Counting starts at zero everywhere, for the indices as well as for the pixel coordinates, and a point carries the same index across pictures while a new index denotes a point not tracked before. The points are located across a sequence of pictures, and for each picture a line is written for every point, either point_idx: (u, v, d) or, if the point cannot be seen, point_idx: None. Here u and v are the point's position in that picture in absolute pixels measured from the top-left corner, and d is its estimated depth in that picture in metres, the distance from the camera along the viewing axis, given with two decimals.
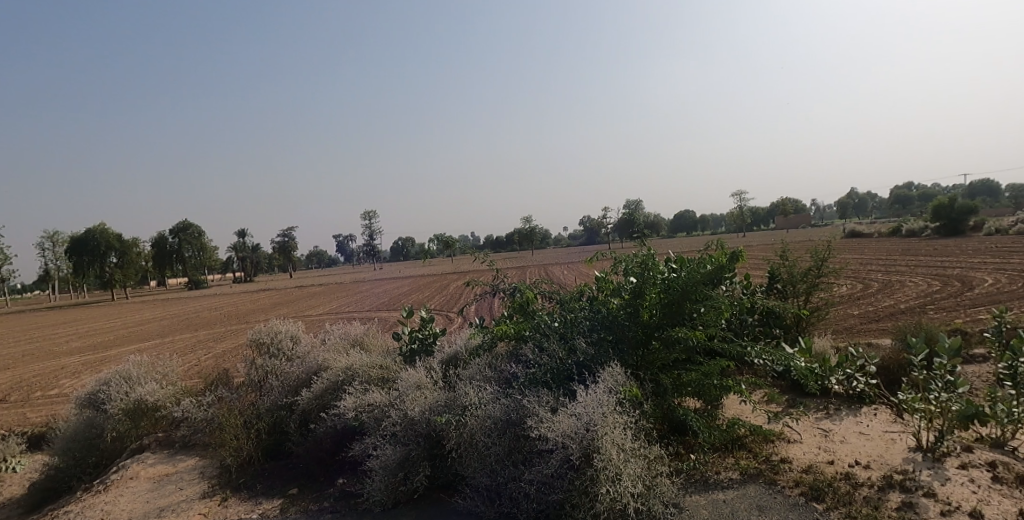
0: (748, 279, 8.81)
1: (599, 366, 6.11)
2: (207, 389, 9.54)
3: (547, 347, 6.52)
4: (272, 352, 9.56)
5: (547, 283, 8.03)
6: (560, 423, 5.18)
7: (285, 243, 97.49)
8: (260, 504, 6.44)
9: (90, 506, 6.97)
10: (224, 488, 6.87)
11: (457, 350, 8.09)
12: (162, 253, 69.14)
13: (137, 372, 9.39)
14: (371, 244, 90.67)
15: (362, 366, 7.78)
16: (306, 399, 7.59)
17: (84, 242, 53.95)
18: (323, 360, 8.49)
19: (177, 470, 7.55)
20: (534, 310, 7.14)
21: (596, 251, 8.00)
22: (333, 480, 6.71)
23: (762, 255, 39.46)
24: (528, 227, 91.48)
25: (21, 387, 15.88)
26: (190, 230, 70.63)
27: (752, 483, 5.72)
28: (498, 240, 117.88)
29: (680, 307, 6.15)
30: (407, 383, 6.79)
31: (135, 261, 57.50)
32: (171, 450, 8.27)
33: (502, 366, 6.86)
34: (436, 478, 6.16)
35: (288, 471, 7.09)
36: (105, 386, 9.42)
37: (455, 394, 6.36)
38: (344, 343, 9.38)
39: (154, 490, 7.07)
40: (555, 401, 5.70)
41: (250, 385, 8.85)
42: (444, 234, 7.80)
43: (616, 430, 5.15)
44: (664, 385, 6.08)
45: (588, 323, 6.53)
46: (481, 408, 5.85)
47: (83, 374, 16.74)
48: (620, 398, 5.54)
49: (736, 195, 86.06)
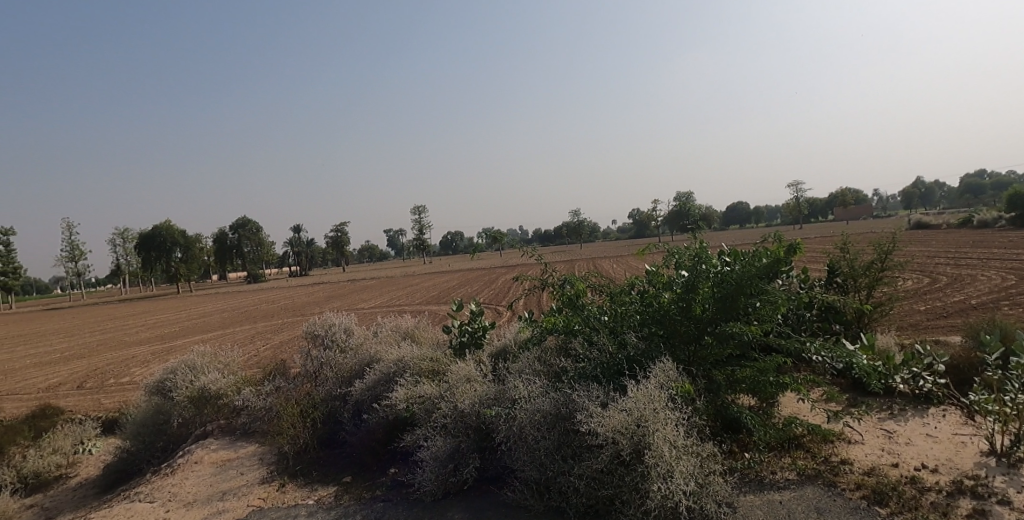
0: (805, 272, 8.43)
1: (650, 360, 6.04)
2: (265, 379, 9.90)
3: (596, 341, 6.52)
4: (326, 343, 9.80)
5: (596, 276, 7.89)
6: (610, 418, 5.11)
7: (338, 238, 100.02)
8: (315, 491, 6.63)
9: (158, 488, 7.33)
10: (283, 473, 7.12)
11: (507, 344, 8.12)
12: (224, 250, 71.66)
13: (202, 362, 9.91)
14: (419, 239, 91.86)
15: (413, 359, 7.88)
16: (359, 390, 7.76)
17: (151, 239, 56.91)
18: (375, 353, 8.69)
19: (238, 456, 7.86)
20: (582, 304, 7.05)
21: (646, 243, 7.70)
22: (385, 469, 6.85)
23: (822, 247, 37.93)
24: (576, 220, 91.34)
25: (95, 374, 16.89)
26: (251, 225, 74.16)
27: (810, 485, 5.53)
28: (546, 235, 117.70)
29: (735, 302, 5.96)
30: (457, 376, 6.87)
31: (197, 256, 60.32)
32: (233, 437, 8.61)
33: (551, 359, 6.87)
34: (485, 470, 6.17)
35: (342, 460, 7.28)
36: (171, 375, 9.94)
37: (504, 388, 6.39)
38: (395, 335, 9.55)
39: (217, 475, 7.37)
40: (605, 395, 5.62)
41: (306, 376, 9.13)
42: (492, 228, 7.73)
43: (668, 426, 5.05)
44: (717, 381, 5.96)
45: (638, 317, 6.48)
46: (529, 400, 5.83)
47: (152, 363, 17.67)
48: (671, 394, 5.47)
49: (793, 186, 83.27)
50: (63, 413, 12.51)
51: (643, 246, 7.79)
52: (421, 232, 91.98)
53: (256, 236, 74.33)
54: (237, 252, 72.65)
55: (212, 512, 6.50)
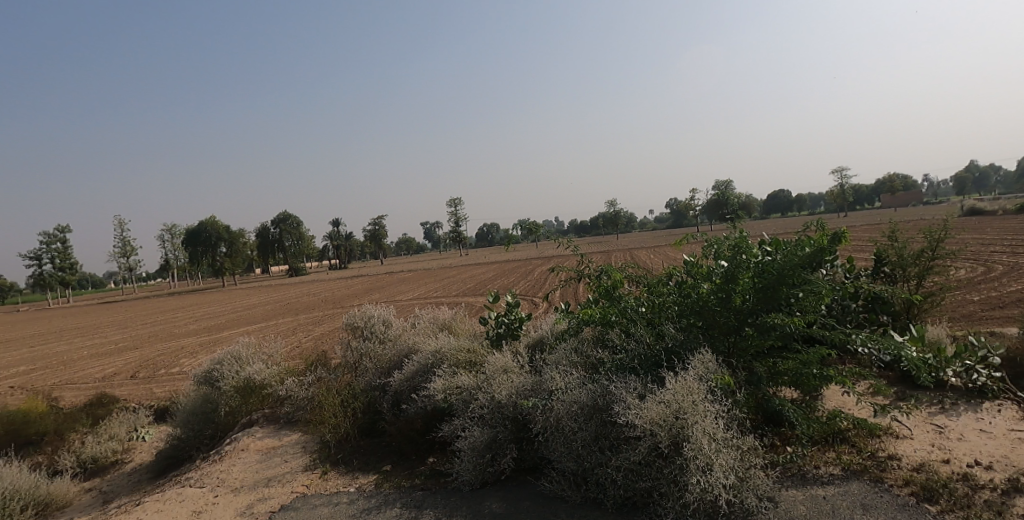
0: (851, 261, 8.17)
1: (688, 351, 5.96)
2: (307, 369, 10.14)
3: (634, 332, 6.46)
4: (366, 335, 9.99)
5: (633, 267, 7.81)
6: (648, 410, 5.07)
7: (376, 232, 101.59)
8: (356, 479, 6.77)
9: (208, 473, 7.60)
10: (325, 461, 7.29)
11: (544, 335, 8.12)
12: (265, 245, 74.75)
13: (246, 353, 10.23)
14: (456, 231, 92.54)
15: (450, 349, 7.95)
16: (398, 381, 7.88)
17: (197, 234, 58.91)
18: (413, 344, 8.80)
19: (282, 444, 8.09)
20: (619, 295, 7.00)
21: (684, 233, 7.58)
22: (423, 459, 6.95)
23: (869, 235, 36.75)
24: (613, 211, 90.70)
25: (148, 364, 17.60)
26: (292, 219, 75.78)
27: (855, 480, 5.39)
28: (582, 226, 117.20)
29: (776, 292, 5.83)
30: (494, 367, 6.91)
31: (241, 250, 61.81)
32: (277, 425, 8.85)
33: (588, 351, 6.85)
34: (522, 461, 6.21)
35: (382, 449, 7.41)
36: (218, 365, 10.29)
37: (541, 379, 6.40)
38: (432, 327, 9.65)
39: (262, 462, 7.60)
40: (643, 387, 5.57)
41: (347, 367, 9.33)
42: (528, 220, 7.73)
43: (707, 419, 4.98)
44: (758, 373, 5.84)
45: (676, 308, 6.40)
46: (566, 392, 5.82)
47: (200, 354, 18.30)
48: (710, 386, 5.39)
49: (838, 172, 80.80)
50: (118, 401, 13.07)
51: (682, 236, 7.66)
52: (457, 225, 92.72)
53: (297, 230, 76.01)
54: (279, 246, 74.69)
55: (258, 498, 6.70)
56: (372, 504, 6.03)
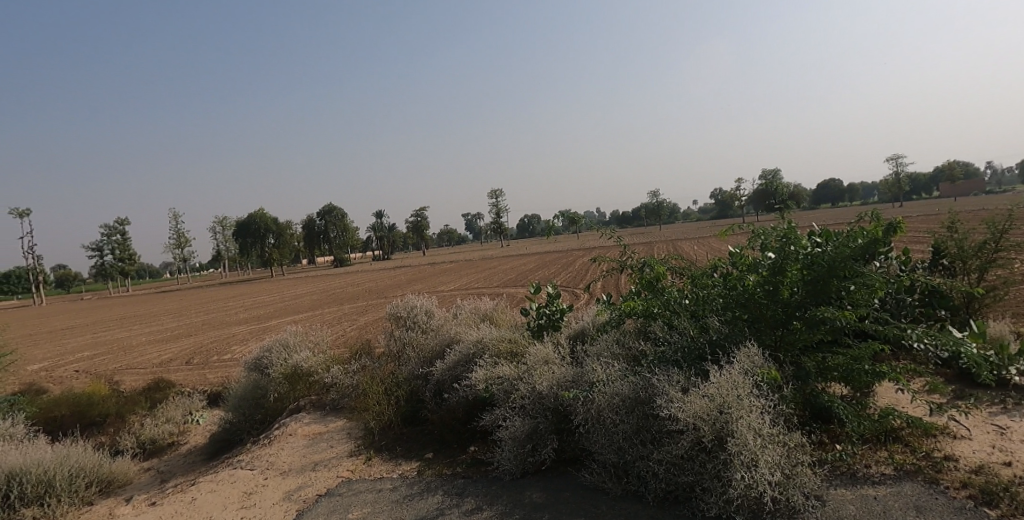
0: (906, 253, 7.83)
1: (733, 344, 5.84)
2: (352, 358, 10.39)
3: (677, 325, 6.38)
4: (408, 325, 10.15)
5: (677, 258, 7.69)
6: (691, 403, 5.00)
7: (418, 223, 102.80)
8: (399, 465, 6.91)
9: (258, 456, 7.88)
10: (369, 448, 7.45)
11: (585, 326, 8.09)
12: (312, 236, 76.41)
13: (294, 341, 10.55)
14: (496, 222, 92.84)
15: (492, 340, 8.01)
16: (440, 370, 7.98)
17: (247, 226, 60.84)
18: (455, 334, 8.90)
19: (328, 430, 8.31)
20: (662, 287, 6.91)
21: (729, 224, 7.39)
22: (465, 447, 7.04)
23: (927, 226, 35.16)
24: (655, 202, 89.41)
25: (201, 351, 18.31)
26: (337, 211, 77.34)
27: (909, 481, 5.20)
28: (624, 217, 115.97)
29: (827, 285, 5.65)
30: (535, 358, 6.93)
31: (288, 242, 63.53)
32: (323, 411, 9.10)
33: (630, 343, 6.79)
34: (563, 452, 6.21)
35: (424, 437, 7.54)
36: (267, 353, 10.64)
37: (582, 371, 6.38)
38: (474, 317, 9.73)
39: (309, 447, 7.83)
40: (686, 380, 5.49)
41: (390, 356, 9.51)
42: (569, 211, 7.68)
43: (752, 414, 4.89)
44: (806, 368, 5.68)
45: (721, 301, 6.29)
46: (608, 384, 5.78)
47: (250, 341, 18.92)
48: (756, 381, 5.28)
49: (893, 160, 77.48)
50: (174, 386, 13.65)
51: (727, 226, 7.49)
52: (499, 216, 93.02)
53: (342, 222, 77.51)
54: (324, 238, 76.45)
55: (306, 481, 6.92)
56: (414, 491, 6.13)
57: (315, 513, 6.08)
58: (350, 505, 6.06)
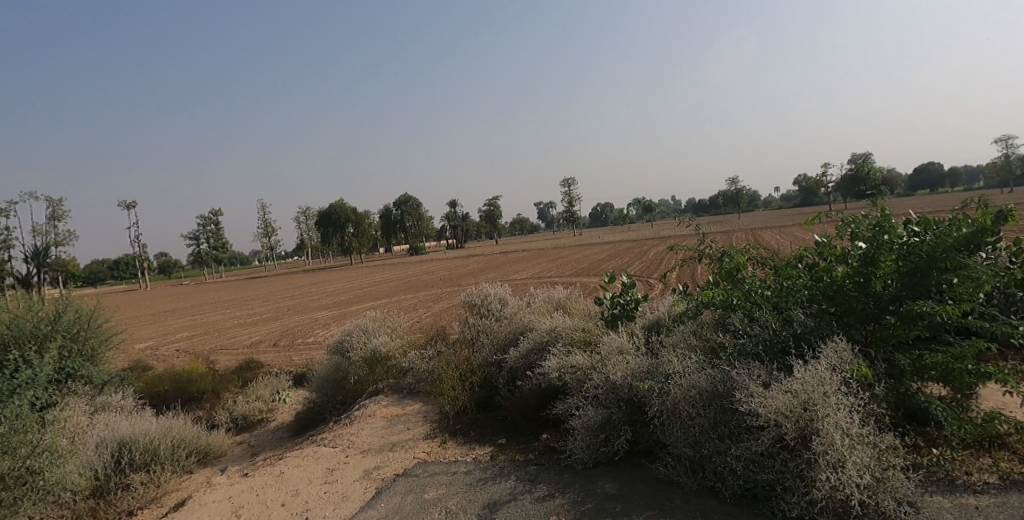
0: (1018, 243, 7.17)
1: (819, 339, 5.55)
2: (428, 343, 10.68)
3: (759, 317, 6.15)
4: (482, 312, 10.32)
5: (760, 248, 7.39)
6: (773, 399, 4.80)
7: (490, 212, 103.89)
8: (473, 449, 7.05)
9: (340, 435, 8.26)
10: (444, 431, 7.65)
11: (660, 317, 7.94)
12: (390, 224, 78.85)
13: (373, 326, 10.99)
14: (568, 211, 92.42)
15: (565, 328, 8.01)
16: (513, 358, 8.06)
17: (328, 216, 63.59)
18: (528, 322, 8.96)
19: (405, 412, 8.60)
20: (743, 277, 6.67)
21: (816, 212, 7.02)
22: (537, 435, 7.09)
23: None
24: (734, 189, 86.27)
25: (287, 334, 19.36)
26: (412, 201, 79.26)
27: (1016, 492, 4.79)
28: (701, 206, 112.58)
29: (925, 278, 5.26)
30: (609, 348, 6.87)
31: (367, 231, 65.84)
32: (400, 394, 9.41)
33: (708, 335, 6.61)
34: (636, 443, 6.14)
35: (497, 423, 7.65)
36: (348, 337, 11.13)
37: (658, 362, 6.26)
38: (547, 306, 9.76)
39: (388, 428, 8.13)
40: (767, 375, 5.28)
41: (465, 342, 9.72)
42: (644, 199, 7.53)
43: (840, 413, 4.65)
44: (900, 366, 5.34)
45: (807, 293, 6.01)
46: (684, 376, 5.65)
47: (332, 326, 19.81)
48: (845, 378, 5.01)
49: (1004, 141, 71.00)
50: (264, 366, 14.52)
51: (814, 215, 7.12)
52: (571, 205, 92.66)
53: (418, 211, 79.44)
54: (400, 227, 78.73)
55: (384, 460, 7.19)
56: (488, 475, 6.25)
57: (393, 492, 6.30)
58: (426, 486, 6.25)
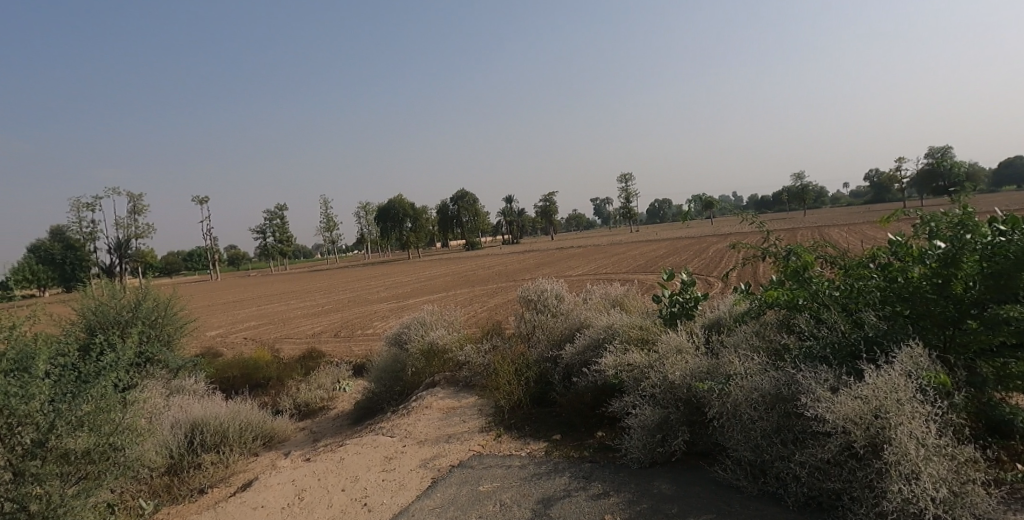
0: None
1: (892, 343, 5.29)
2: (483, 338, 10.79)
3: (827, 319, 5.90)
4: (539, 308, 10.34)
5: (829, 247, 7.09)
6: (842, 404, 4.60)
7: (546, 208, 103.80)
8: (528, 444, 7.08)
9: (397, 425, 8.45)
10: (499, 425, 7.71)
11: (721, 316, 7.74)
12: (446, 219, 79.97)
13: (430, 319, 11.19)
14: (625, 207, 91.26)
15: (622, 326, 7.92)
16: (569, 354, 8.04)
17: (387, 211, 65.10)
18: (584, 318, 8.92)
19: (460, 405, 8.71)
20: (809, 277, 6.42)
21: (892, 210, 6.65)
22: (592, 432, 7.06)
23: None
24: (799, 186, 83.06)
25: (348, 325, 19.98)
26: (469, 197, 79.96)
27: None
28: (763, 203, 108.94)
29: (1012, 280, 4.90)
30: (667, 346, 6.75)
31: (424, 226, 67.01)
32: (456, 387, 9.54)
33: (771, 336, 6.40)
34: (694, 445, 6.02)
35: (552, 419, 7.66)
36: (407, 329, 11.37)
37: (718, 362, 6.12)
38: (604, 303, 9.69)
39: (444, 420, 8.27)
40: (835, 379, 5.07)
41: (520, 338, 9.76)
42: (705, 194, 7.34)
43: (915, 421, 4.42)
44: (982, 374, 5.03)
45: (879, 294, 5.73)
46: (746, 378, 5.49)
47: (390, 318, 20.30)
48: (921, 385, 4.75)
49: None
50: (326, 356, 15.03)
51: (890, 213, 6.76)
52: (627, 201, 91.49)
53: (474, 207, 80.18)
54: (457, 222, 79.74)
55: (440, 452, 7.32)
56: (542, 470, 6.26)
57: (448, 482, 6.41)
58: (481, 478, 6.32)
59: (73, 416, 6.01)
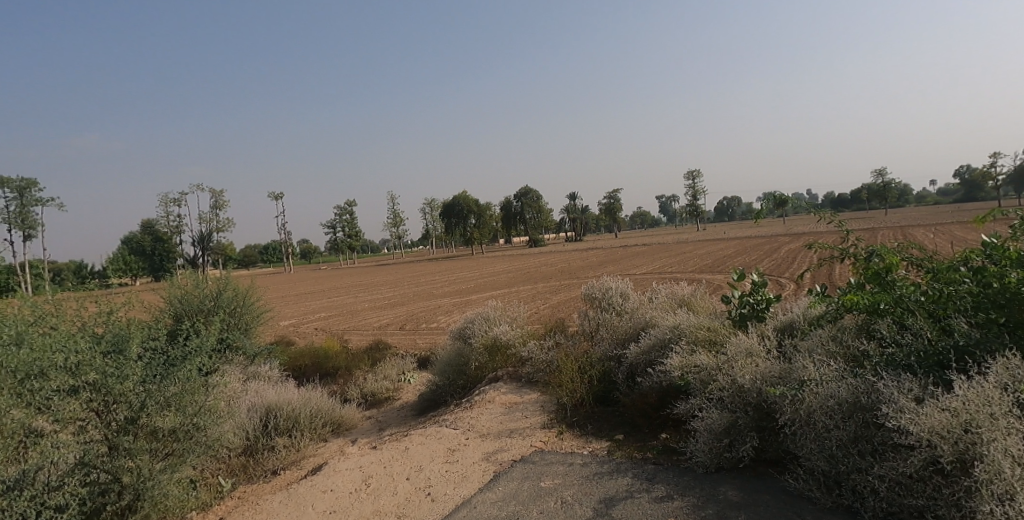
0: None
1: (986, 353, 4.94)
2: (547, 335, 10.81)
3: (911, 325, 5.57)
4: (603, 306, 10.25)
5: (916, 248, 6.68)
6: (928, 416, 4.34)
7: (610, 205, 102.64)
8: (590, 443, 7.05)
9: (460, 418, 8.59)
10: (561, 422, 7.71)
11: (795, 319, 7.43)
12: (510, 216, 80.30)
13: (494, 315, 11.31)
14: (692, 205, 89.03)
15: (689, 326, 7.75)
16: (633, 354, 7.95)
17: (452, 208, 66.08)
18: (650, 318, 8.78)
19: (523, 401, 8.76)
20: (893, 280, 6.07)
21: (988, 209, 6.17)
22: (656, 434, 6.95)
23: None
24: (881, 183, 78.57)
25: (413, 319, 20.47)
26: (532, 193, 80.12)
27: None
28: (841, 201, 103.73)
29: None
30: (736, 349, 6.55)
31: (488, 223, 67.61)
32: (519, 383, 9.60)
33: (850, 341, 6.10)
34: (764, 452, 5.83)
35: (615, 418, 7.60)
36: (471, 324, 11.54)
37: (791, 367, 5.88)
38: (670, 302, 9.50)
39: (506, 415, 8.34)
40: (921, 389, 4.79)
41: (584, 335, 9.71)
42: (777, 193, 7.05)
43: (1011, 437, 4.12)
44: None
45: (970, 299, 5.35)
46: (821, 384, 5.26)
47: (454, 313, 20.65)
48: (1018, 399, 4.42)
49: None
50: (392, 348, 15.45)
51: (986, 213, 6.29)
52: (695, 198, 89.19)
53: (538, 204, 80.21)
54: (520, 219, 80.00)
55: (502, 446, 7.39)
56: (604, 470, 6.22)
57: (510, 477, 6.47)
58: (542, 474, 6.35)
59: (162, 396, 6.45)
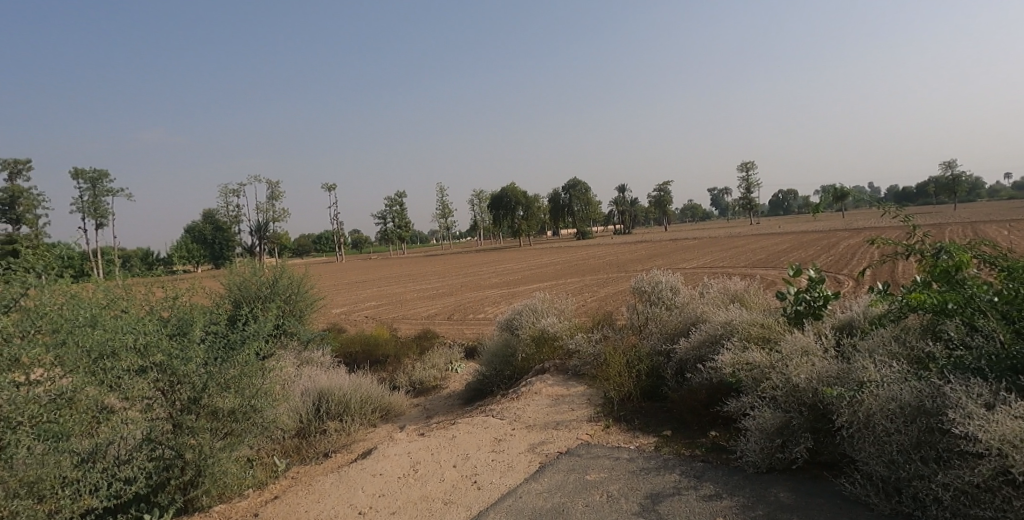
0: None
1: None
2: (594, 328, 10.75)
3: (983, 327, 5.28)
4: (652, 300, 10.12)
5: (990, 245, 6.30)
6: (999, 424, 4.12)
7: (660, 198, 100.92)
8: (637, 437, 6.99)
9: (507, 408, 8.66)
10: (608, 416, 7.67)
11: (854, 318, 7.14)
12: (558, 207, 79.38)
13: (542, 307, 11.32)
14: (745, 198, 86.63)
15: (742, 322, 7.56)
16: (683, 349, 7.82)
17: (500, 199, 66.28)
18: (701, 313, 8.61)
19: (569, 393, 8.76)
20: (962, 279, 5.76)
21: None
22: (706, 431, 6.83)
23: None
24: (951, 176, 74.50)
25: (460, 309, 20.71)
26: (581, 185, 79.53)
27: None
28: (906, 195, 98.95)
29: None
30: (792, 347, 6.36)
31: (536, 214, 67.54)
32: (565, 375, 9.59)
33: (914, 342, 5.83)
34: (818, 454, 5.65)
35: (663, 414, 7.50)
36: (518, 315, 11.59)
37: (850, 367, 5.67)
38: (723, 297, 9.29)
39: (553, 407, 8.35)
40: (991, 395, 4.54)
41: (632, 329, 9.62)
42: (836, 186, 6.79)
43: None
44: None
45: None
46: (882, 386, 5.06)
47: (501, 304, 20.78)
48: None
49: None
50: (440, 337, 15.67)
51: None
52: (749, 191, 86.69)
53: (586, 195, 79.56)
54: (568, 211, 79.56)
55: (548, 437, 7.41)
56: (651, 465, 6.16)
57: (556, 468, 6.48)
58: (588, 467, 6.34)
59: (222, 378, 6.75)
